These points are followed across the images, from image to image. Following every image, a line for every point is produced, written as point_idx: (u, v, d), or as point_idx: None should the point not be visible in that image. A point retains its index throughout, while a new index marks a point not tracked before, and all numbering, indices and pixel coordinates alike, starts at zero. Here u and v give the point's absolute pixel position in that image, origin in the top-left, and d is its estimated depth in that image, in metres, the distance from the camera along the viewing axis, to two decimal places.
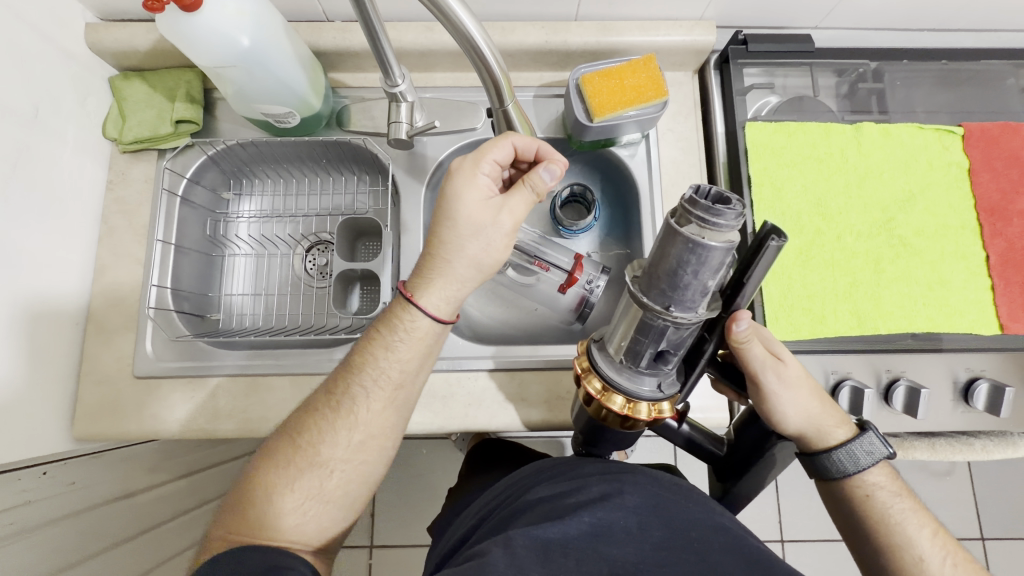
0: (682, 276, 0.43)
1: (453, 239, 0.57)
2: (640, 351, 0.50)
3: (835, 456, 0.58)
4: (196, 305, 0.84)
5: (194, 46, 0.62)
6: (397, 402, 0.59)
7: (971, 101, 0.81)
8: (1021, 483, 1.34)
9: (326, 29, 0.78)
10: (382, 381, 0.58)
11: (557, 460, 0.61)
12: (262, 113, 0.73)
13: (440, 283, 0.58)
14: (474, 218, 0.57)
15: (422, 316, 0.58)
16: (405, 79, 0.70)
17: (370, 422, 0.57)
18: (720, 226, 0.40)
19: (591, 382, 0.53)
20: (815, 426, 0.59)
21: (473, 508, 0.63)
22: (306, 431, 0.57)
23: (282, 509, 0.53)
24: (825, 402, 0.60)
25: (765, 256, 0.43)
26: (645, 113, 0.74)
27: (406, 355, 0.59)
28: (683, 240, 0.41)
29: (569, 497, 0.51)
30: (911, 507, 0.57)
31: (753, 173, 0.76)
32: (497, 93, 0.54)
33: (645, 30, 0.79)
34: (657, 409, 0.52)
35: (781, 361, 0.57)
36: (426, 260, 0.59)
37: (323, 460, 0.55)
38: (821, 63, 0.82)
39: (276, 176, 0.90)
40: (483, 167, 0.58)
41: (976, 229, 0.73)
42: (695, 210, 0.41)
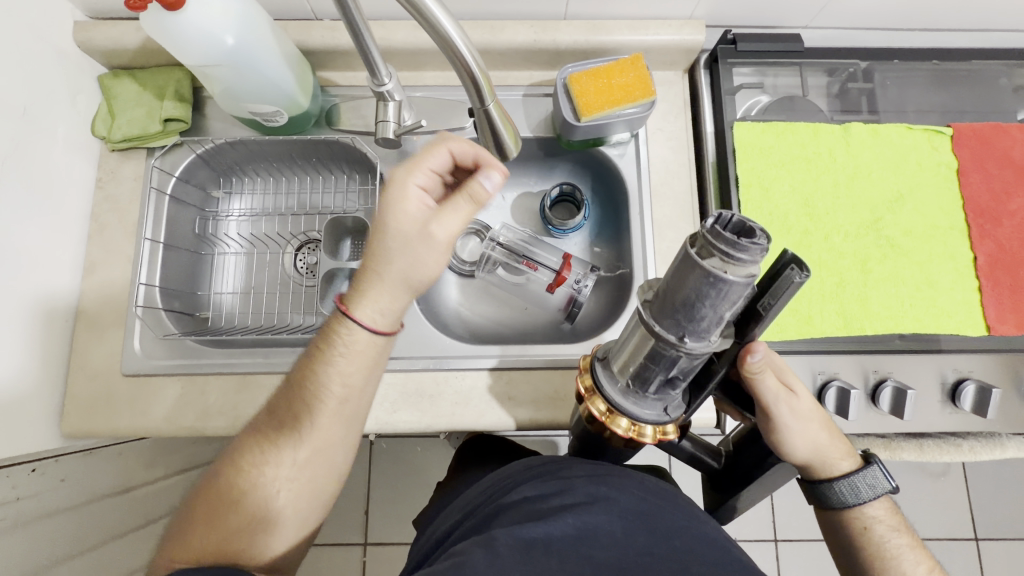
0: (697, 309, 0.38)
1: (383, 253, 0.56)
2: (648, 378, 0.46)
3: (838, 488, 0.57)
4: (186, 304, 0.84)
5: (180, 46, 0.62)
6: (344, 418, 0.59)
7: (962, 101, 0.80)
8: (1016, 483, 1.34)
9: (315, 27, 0.78)
10: (323, 399, 0.58)
11: (544, 459, 0.61)
12: (251, 112, 0.73)
13: (374, 295, 0.57)
14: (405, 230, 0.56)
15: (360, 330, 0.57)
16: (392, 77, 0.70)
17: (314, 438, 0.58)
18: (745, 260, 0.35)
19: (595, 403, 0.50)
20: (821, 457, 0.58)
21: (456, 504, 0.63)
22: (253, 449, 0.58)
23: (230, 527, 0.55)
24: (833, 432, 0.58)
25: (786, 288, 0.38)
26: (633, 113, 0.73)
27: (348, 371, 0.58)
28: (703, 275, 0.36)
29: (552, 498, 0.51)
30: (909, 544, 0.57)
31: (741, 173, 0.75)
32: (477, 91, 0.53)
33: (634, 29, 0.79)
34: (663, 433, 0.49)
35: (794, 394, 0.55)
36: (365, 271, 0.58)
37: (268, 477, 0.57)
38: (812, 63, 0.81)
39: (266, 174, 0.90)
40: (415, 176, 0.57)
41: (965, 230, 0.73)
42: (718, 242, 0.35)
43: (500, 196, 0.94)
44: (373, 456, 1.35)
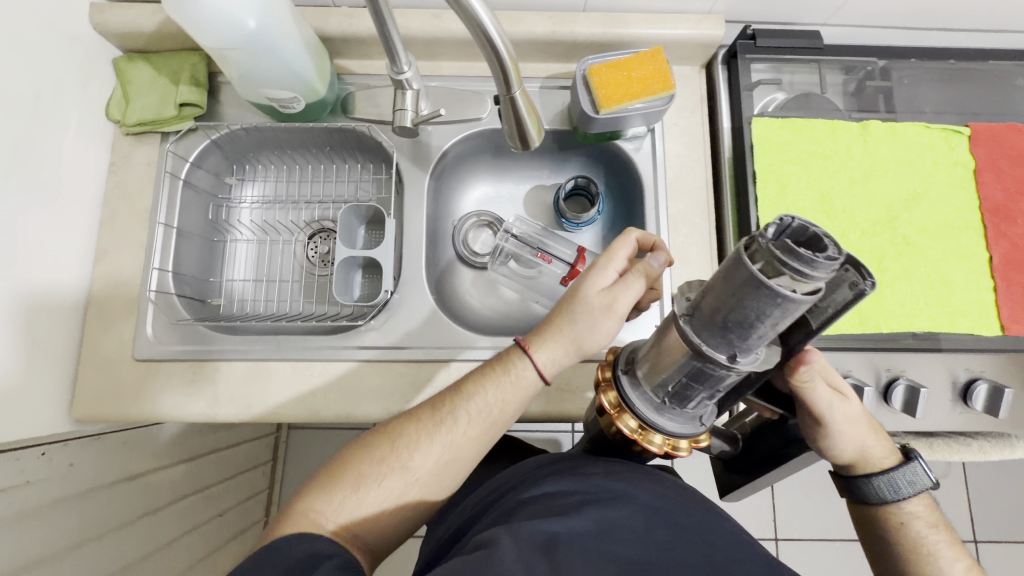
0: (755, 326, 0.36)
1: (579, 308, 0.58)
2: (689, 396, 0.47)
3: (876, 483, 0.57)
4: (197, 290, 0.84)
5: (200, 27, 0.61)
6: (491, 435, 0.59)
7: (979, 101, 0.80)
8: (1016, 486, 1.35)
9: (333, 14, 0.78)
10: (483, 413, 0.58)
11: (558, 456, 0.61)
12: (267, 97, 0.72)
13: (555, 343, 0.59)
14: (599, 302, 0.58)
15: (532, 370, 0.59)
16: (411, 66, 0.70)
17: (461, 446, 0.58)
18: (818, 278, 0.31)
19: (624, 421, 0.50)
20: (866, 456, 0.58)
21: (469, 501, 0.63)
22: (401, 436, 0.58)
23: (363, 500, 0.55)
24: (878, 431, 0.58)
25: (847, 293, 0.36)
26: (652, 107, 0.73)
27: (510, 395, 0.59)
28: (768, 295, 0.33)
29: (573, 493, 0.51)
30: (946, 541, 0.57)
31: (758, 168, 0.75)
32: (505, 80, 0.52)
33: (653, 23, 0.79)
34: (693, 440, 0.51)
35: (846, 399, 0.54)
36: (552, 319, 0.60)
37: (413, 466, 0.56)
38: (829, 60, 0.81)
39: (279, 162, 0.90)
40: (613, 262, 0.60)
41: (979, 229, 0.73)
42: (789, 262, 0.31)
43: (513, 189, 0.94)
44: None
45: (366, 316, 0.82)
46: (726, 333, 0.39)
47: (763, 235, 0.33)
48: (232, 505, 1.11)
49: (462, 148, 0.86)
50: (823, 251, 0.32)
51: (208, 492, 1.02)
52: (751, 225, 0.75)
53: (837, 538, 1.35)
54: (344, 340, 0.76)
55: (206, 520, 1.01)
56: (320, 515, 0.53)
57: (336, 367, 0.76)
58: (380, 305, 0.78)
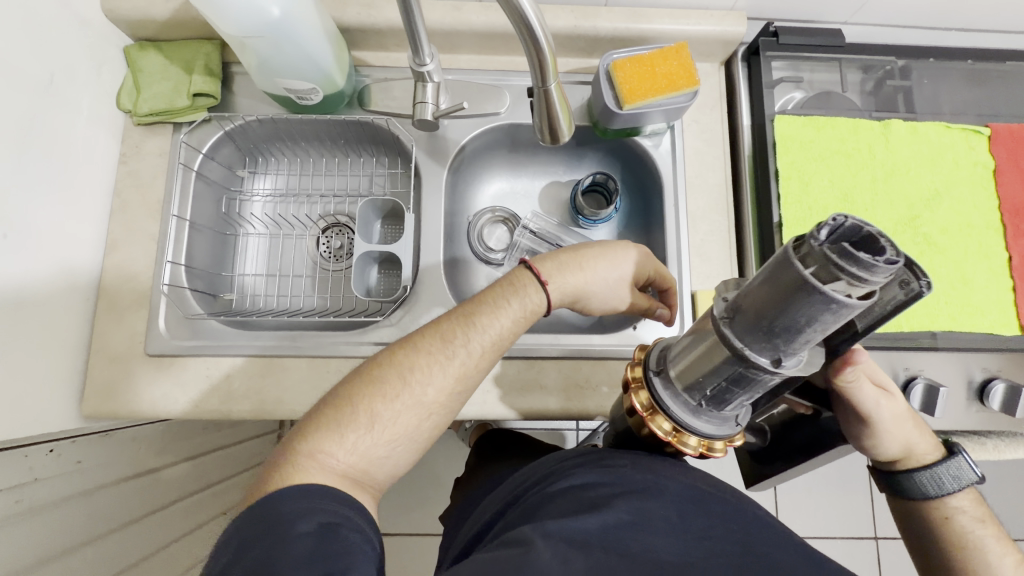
0: (803, 331, 0.36)
1: (609, 259, 0.65)
2: (727, 399, 0.46)
3: (918, 478, 0.58)
4: (209, 284, 0.82)
5: (222, 15, 0.60)
6: (495, 362, 0.58)
7: (997, 102, 0.81)
8: (1014, 485, 1.36)
9: (351, 4, 0.76)
10: (492, 341, 0.57)
11: (584, 449, 0.60)
12: (285, 88, 0.71)
13: (569, 274, 0.62)
14: (625, 265, 0.65)
15: (541, 298, 0.61)
16: (433, 58, 0.69)
17: (470, 373, 0.56)
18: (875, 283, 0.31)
19: (658, 423, 0.49)
20: (907, 450, 0.59)
21: (495, 496, 0.62)
22: (410, 368, 0.54)
23: (375, 438, 0.51)
24: (918, 424, 0.60)
25: (899, 292, 0.36)
26: (675, 103, 0.73)
27: (517, 319, 0.59)
28: (821, 302, 0.32)
29: (602, 485, 0.50)
30: (993, 535, 0.56)
31: (781, 166, 0.75)
32: (541, 72, 0.52)
33: (676, 18, 0.78)
34: (728, 440, 0.51)
35: (890, 397, 0.55)
36: (571, 255, 0.64)
37: (426, 400, 0.53)
38: (849, 58, 0.81)
39: (293, 155, 0.89)
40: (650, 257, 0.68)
41: (999, 230, 0.74)
42: (845, 269, 0.31)
43: (528, 184, 0.94)
44: None
45: (383, 311, 0.81)
46: (770, 339, 0.38)
47: (815, 238, 0.32)
48: (237, 502, 1.10)
49: (480, 142, 0.85)
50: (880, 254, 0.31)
51: (214, 489, 1.01)
52: (773, 222, 0.74)
53: (839, 535, 1.36)
54: (361, 336, 0.75)
55: (211, 518, 0.99)
56: (331, 454, 0.49)
57: (352, 363, 0.75)
58: (398, 301, 0.77)
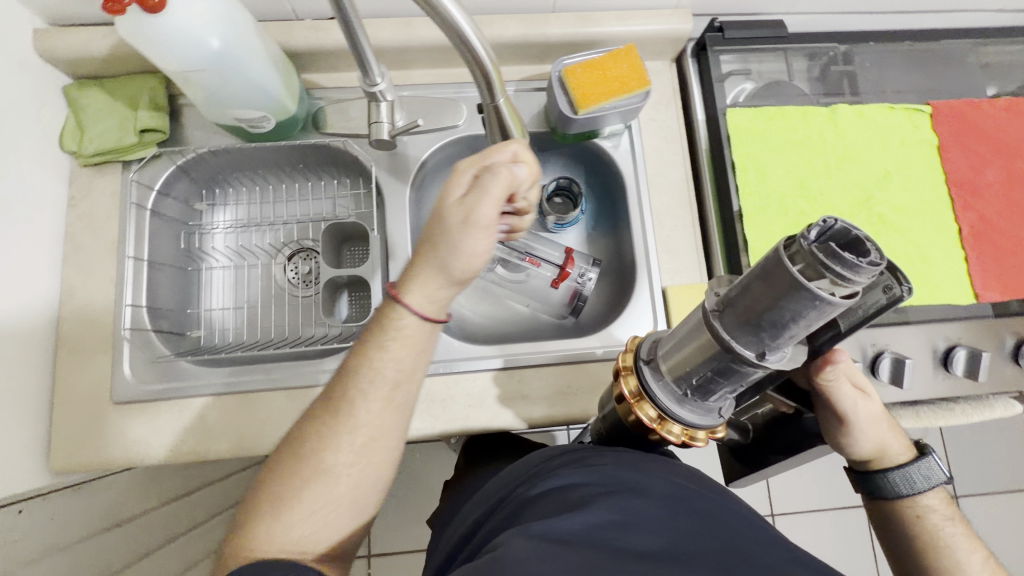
0: (788, 327, 0.38)
1: (438, 232, 0.53)
2: (711, 390, 0.48)
3: (891, 478, 0.60)
4: (175, 323, 0.80)
5: (160, 51, 0.59)
6: (402, 402, 0.55)
7: (936, 80, 0.84)
8: (986, 441, 1.42)
9: (297, 28, 0.75)
10: (382, 385, 0.53)
11: (569, 446, 0.61)
12: (236, 119, 0.70)
13: (424, 279, 0.55)
14: (449, 222, 0.53)
15: (409, 314, 0.54)
16: (384, 76, 0.68)
17: (374, 426, 0.53)
18: (858, 283, 0.33)
19: (643, 410, 0.51)
20: (882, 452, 0.60)
21: (479, 499, 0.62)
22: (308, 441, 0.52)
23: (292, 520, 0.50)
24: (894, 427, 0.61)
25: (881, 297, 0.40)
26: (629, 104, 0.73)
27: (402, 353, 0.54)
28: (807, 297, 0.34)
29: (585, 485, 0.50)
30: (963, 534, 0.58)
31: (736, 158, 0.77)
32: (488, 87, 0.51)
33: (624, 20, 0.79)
34: (710, 432, 0.52)
35: (869, 397, 0.56)
36: (414, 258, 0.56)
37: (328, 466, 0.51)
38: (794, 48, 0.83)
39: (251, 184, 0.87)
40: (472, 172, 0.54)
41: (948, 204, 0.76)
42: (832, 266, 0.33)
43: None
44: None
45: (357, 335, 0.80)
46: (758, 332, 0.40)
47: (806, 238, 0.34)
48: None
49: (441, 156, 0.85)
50: (866, 256, 0.33)
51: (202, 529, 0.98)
52: (733, 212, 0.76)
53: (829, 507, 1.39)
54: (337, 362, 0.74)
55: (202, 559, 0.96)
56: (253, 548, 0.49)
57: None
58: None
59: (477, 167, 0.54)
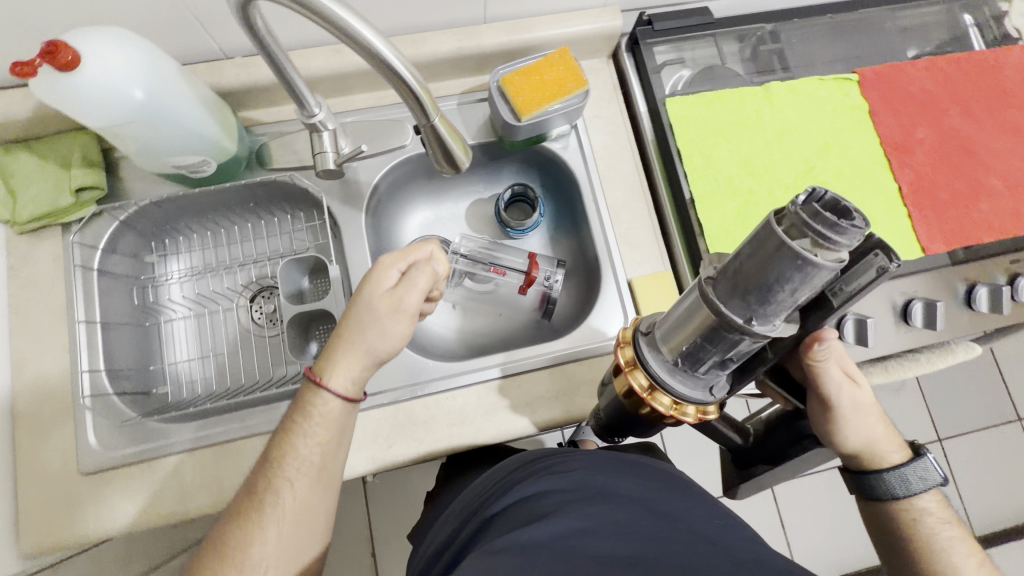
0: (775, 292, 0.40)
1: (363, 317, 0.61)
2: (701, 357, 0.49)
3: (888, 479, 0.61)
4: (139, 382, 0.77)
5: (81, 108, 0.57)
6: (323, 484, 0.59)
7: (859, 48, 0.87)
8: (957, 382, 1.48)
9: (227, 67, 0.74)
10: (302, 470, 0.58)
11: (540, 454, 0.61)
12: (174, 167, 0.68)
13: (346, 362, 0.61)
14: (376, 310, 0.61)
15: (331, 398, 0.60)
16: (322, 106, 0.67)
17: (298, 508, 0.57)
18: (839, 244, 0.35)
19: (635, 377, 0.52)
20: (874, 447, 0.61)
21: (453, 512, 0.62)
22: (230, 537, 0.55)
23: None
24: (886, 425, 0.62)
25: (873, 275, 0.41)
26: (570, 105, 0.74)
27: (323, 436, 0.60)
28: (791, 254, 0.37)
29: (554, 494, 0.50)
30: (958, 537, 0.60)
31: (681, 145, 0.78)
32: (420, 107, 0.51)
33: (555, 23, 0.80)
34: (702, 411, 0.52)
35: (858, 386, 0.58)
36: (334, 342, 0.62)
37: (252, 556, 0.54)
38: (723, 32, 0.86)
39: (202, 229, 0.85)
40: (396, 269, 0.63)
41: (886, 165, 0.79)
42: (814, 224, 0.36)
43: (453, 207, 0.93)
44: (368, 492, 1.31)
45: None
46: (743, 296, 0.42)
47: (793, 203, 0.37)
48: None
49: (393, 178, 0.85)
50: (849, 221, 0.36)
51: None
52: (685, 198, 0.77)
53: (822, 467, 1.43)
54: None
55: None
56: None
57: None
58: None
59: (402, 266, 0.63)
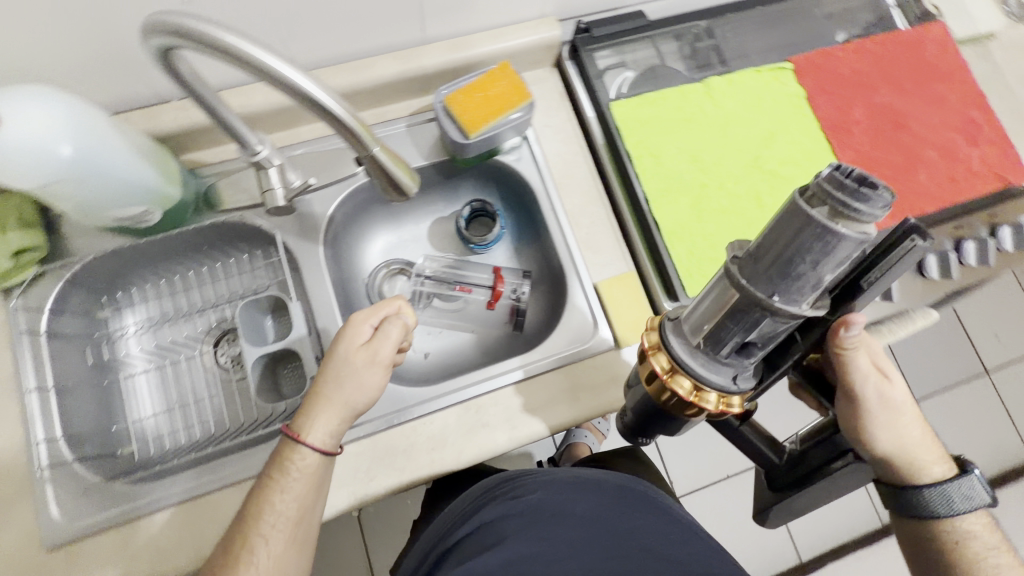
0: (796, 263, 0.41)
1: (341, 370, 0.62)
2: (723, 339, 0.49)
3: (929, 495, 0.58)
4: (102, 445, 0.74)
5: (5, 171, 0.55)
6: (300, 539, 0.59)
7: (791, 36, 0.90)
8: (926, 344, 1.54)
9: (164, 112, 0.72)
10: (278, 525, 0.57)
11: (504, 475, 0.68)
12: (116, 219, 0.66)
13: (326, 417, 0.61)
14: (354, 363, 0.62)
15: (310, 452, 0.60)
16: (265, 142, 0.66)
17: (274, 564, 0.57)
18: (860, 211, 0.37)
19: (657, 360, 0.52)
20: (913, 458, 0.58)
21: (418, 547, 0.67)
22: None
23: None
24: (927, 437, 0.59)
25: (904, 250, 0.41)
26: (516, 119, 0.75)
27: (301, 491, 0.59)
28: (811, 221, 0.39)
29: (511, 517, 0.57)
30: (1006, 561, 0.57)
31: (630, 147, 0.80)
32: (357, 140, 0.50)
33: (495, 38, 0.80)
34: (726, 402, 0.50)
35: (889, 380, 0.56)
36: (311, 399, 0.62)
37: None
38: (660, 33, 0.88)
39: (156, 278, 0.82)
40: (371, 321, 0.65)
41: (828, 147, 0.82)
42: (836, 192, 0.38)
43: (415, 229, 0.92)
44: (363, 523, 1.28)
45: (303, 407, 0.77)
46: (766, 269, 0.43)
47: (818, 176, 0.40)
48: None
49: (349, 206, 0.84)
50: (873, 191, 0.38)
51: None
52: (640, 199, 0.78)
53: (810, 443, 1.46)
54: None
55: None
56: None
57: None
58: None
59: (374, 321, 0.65)
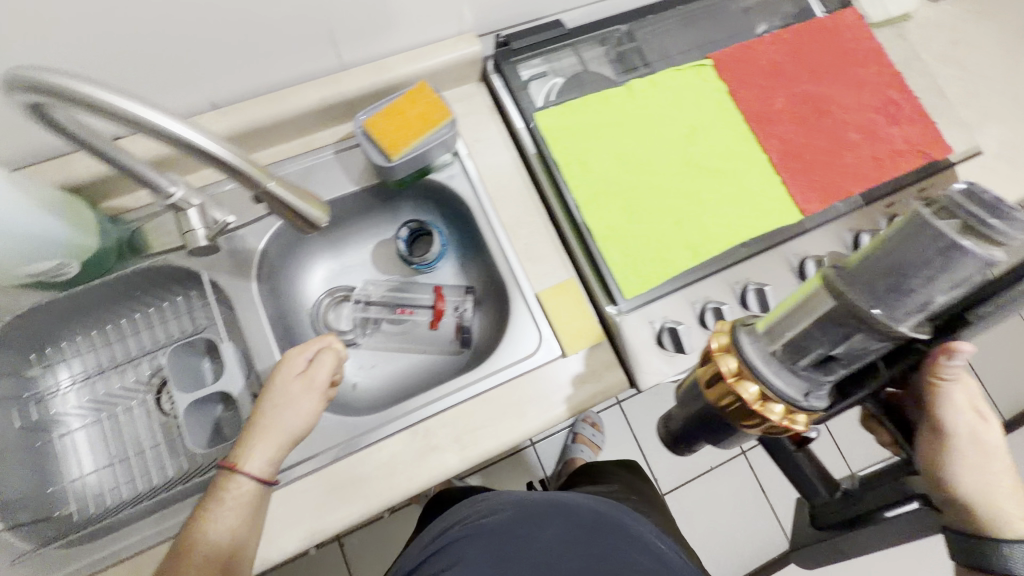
0: (909, 276, 0.37)
1: (278, 399, 0.63)
2: (805, 349, 0.43)
3: (1013, 552, 0.48)
4: (38, 509, 0.71)
5: None
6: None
7: (711, 32, 0.91)
8: None
9: (76, 160, 0.70)
10: (209, 559, 0.55)
11: (484, 497, 0.70)
12: (30, 274, 0.64)
13: (262, 446, 0.61)
14: (290, 391, 0.64)
15: (246, 480, 0.59)
16: (178, 183, 0.63)
17: None
18: (997, 227, 0.33)
19: (724, 360, 0.45)
20: (991, 505, 0.49)
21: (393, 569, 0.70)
22: None
23: None
24: (1016, 486, 0.50)
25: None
26: (440, 136, 0.75)
27: (235, 522, 0.57)
28: (938, 234, 0.35)
29: (473, 537, 0.60)
30: None
31: (558, 155, 0.79)
32: (246, 178, 0.49)
33: (414, 58, 0.80)
34: (795, 421, 0.44)
35: (984, 421, 0.48)
36: (248, 430, 0.62)
37: None
38: (580, 39, 0.88)
39: (88, 329, 0.80)
40: (308, 352, 0.67)
41: (753, 138, 0.83)
42: (968, 204, 0.35)
43: (356, 255, 0.92)
44: (344, 555, 1.25)
45: None
46: (872, 280, 0.39)
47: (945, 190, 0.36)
48: None
49: (283, 238, 0.83)
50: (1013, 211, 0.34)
51: None
52: (572, 206, 0.78)
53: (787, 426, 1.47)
54: None
55: None
56: None
57: None
58: None
59: (309, 351, 0.67)
